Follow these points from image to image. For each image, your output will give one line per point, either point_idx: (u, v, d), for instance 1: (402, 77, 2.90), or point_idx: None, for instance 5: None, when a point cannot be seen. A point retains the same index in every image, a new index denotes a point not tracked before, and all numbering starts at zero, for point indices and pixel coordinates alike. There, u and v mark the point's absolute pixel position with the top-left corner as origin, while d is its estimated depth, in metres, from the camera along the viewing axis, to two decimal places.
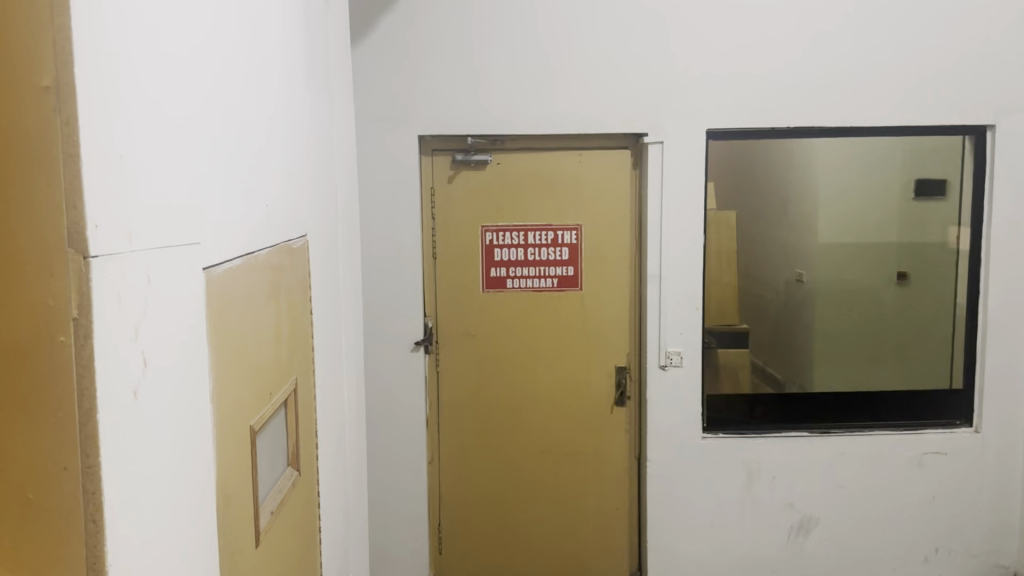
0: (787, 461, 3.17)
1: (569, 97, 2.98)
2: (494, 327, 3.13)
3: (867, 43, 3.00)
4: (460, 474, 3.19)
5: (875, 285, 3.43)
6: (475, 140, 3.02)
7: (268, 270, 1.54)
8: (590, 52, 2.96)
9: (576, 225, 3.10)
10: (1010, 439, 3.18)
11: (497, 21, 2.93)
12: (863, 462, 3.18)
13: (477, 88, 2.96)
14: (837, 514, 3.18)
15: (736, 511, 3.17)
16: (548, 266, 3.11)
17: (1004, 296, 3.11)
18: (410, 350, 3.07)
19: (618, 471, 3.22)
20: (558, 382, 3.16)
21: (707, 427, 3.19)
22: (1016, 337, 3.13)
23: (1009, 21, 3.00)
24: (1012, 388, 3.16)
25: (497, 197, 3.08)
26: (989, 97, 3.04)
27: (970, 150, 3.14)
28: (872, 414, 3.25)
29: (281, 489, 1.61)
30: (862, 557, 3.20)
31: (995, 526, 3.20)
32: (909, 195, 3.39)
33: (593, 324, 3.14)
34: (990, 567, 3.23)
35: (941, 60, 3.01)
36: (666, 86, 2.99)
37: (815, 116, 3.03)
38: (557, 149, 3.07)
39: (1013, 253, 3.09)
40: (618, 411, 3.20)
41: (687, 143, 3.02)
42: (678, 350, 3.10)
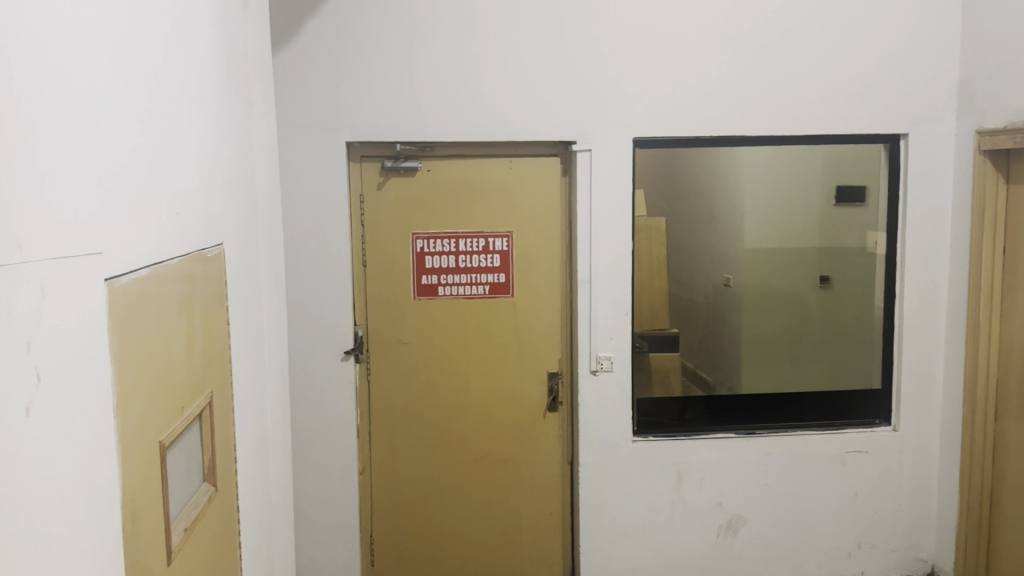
0: (716, 462, 3.22)
1: (498, 105, 2.98)
2: (427, 335, 3.11)
3: (787, 55, 3.08)
4: (392, 482, 3.15)
5: (797, 287, 3.64)
6: (403, 146, 2.98)
7: (180, 279, 1.50)
8: (519, 60, 2.97)
9: (507, 232, 3.10)
10: (926, 437, 3.29)
11: (423, 27, 2.92)
12: (787, 462, 3.25)
13: (405, 94, 2.94)
14: (764, 514, 3.25)
15: (667, 514, 3.21)
16: (480, 273, 3.11)
17: (916, 296, 3.21)
18: (340, 359, 3.03)
19: (550, 475, 3.23)
20: (491, 389, 3.16)
21: (638, 430, 3.23)
22: (930, 337, 3.24)
23: (919, 34, 3.12)
24: (928, 388, 3.27)
25: (427, 204, 3.06)
26: (901, 108, 3.15)
27: (885, 157, 3.25)
28: (797, 415, 3.32)
29: (196, 505, 1.57)
30: (788, 555, 3.28)
31: (913, 521, 3.32)
32: (830, 202, 3.50)
33: (525, 331, 3.15)
34: (910, 561, 3.34)
35: (854, 71, 3.12)
36: (593, 94, 3.02)
37: (738, 125, 3.10)
38: (488, 156, 3.07)
39: (926, 257, 3.20)
40: (550, 417, 3.20)
41: (614, 150, 3.06)
42: (609, 355, 3.13)
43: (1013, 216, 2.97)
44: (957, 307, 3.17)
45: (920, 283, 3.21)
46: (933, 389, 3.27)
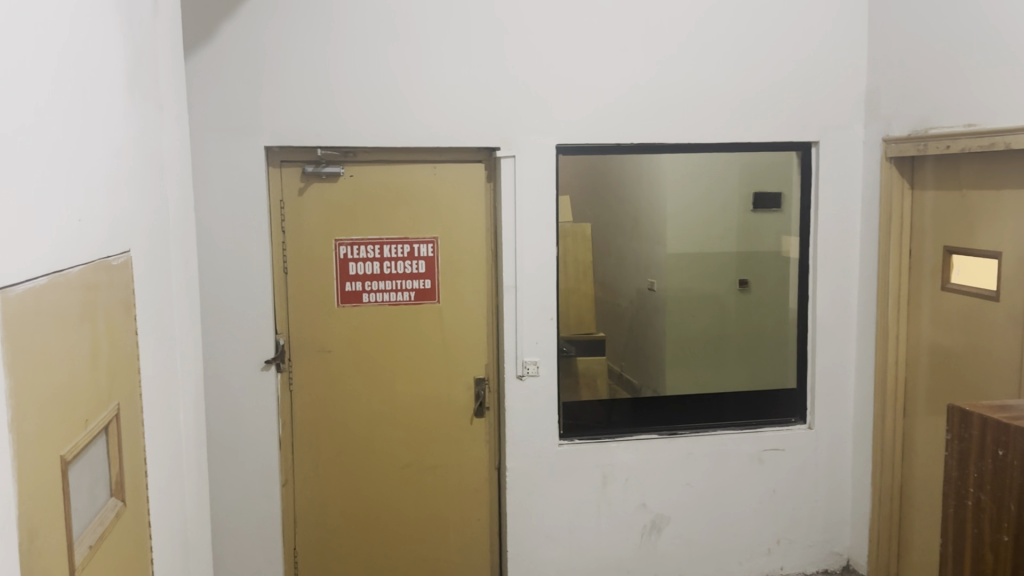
0: (641, 463, 3.28)
1: (421, 111, 2.98)
2: (350, 344, 3.07)
3: (704, 64, 3.17)
4: (316, 493, 3.11)
5: (719, 292, 3.47)
6: (324, 151, 2.96)
7: (82, 288, 1.45)
8: (442, 66, 2.97)
9: (432, 238, 3.10)
10: (839, 434, 3.43)
11: (343, 31, 2.89)
12: (708, 461, 3.33)
13: (327, 99, 2.91)
14: (686, 513, 3.32)
15: (593, 516, 3.25)
16: (405, 280, 3.09)
17: (829, 297, 3.36)
18: (261, 369, 2.96)
19: (477, 482, 3.24)
20: (416, 398, 3.14)
21: (564, 434, 3.27)
22: (841, 337, 3.39)
23: (827, 47, 3.25)
24: (840, 386, 3.40)
25: (351, 210, 3.03)
26: (811, 117, 3.28)
27: (798, 164, 3.37)
28: (717, 415, 3.41)
29: (102, 521, 1.51)
30: (711, 553, 3.35)
31: (828, 515, 3.44)
32: (748, 206, 3.44)
33: (450, 338, 3.15)
34: (827, 555, 3.46)
35: (767, 82, 3.23)
36: (516, 101, 3.05)
37: (657, 133, 3.17)
38: (411, 161, 3.06)
39: (835, 259, 3.35)
40: (477, 422, 3.21)
41: (537, 157, 3.09)
42: (535, 360, 3.15)
43: (917, 221, 3.12)
44: (866, 308, 3.32)
45: (831, 285, 3.35)
46: (844, 387, 3.41)
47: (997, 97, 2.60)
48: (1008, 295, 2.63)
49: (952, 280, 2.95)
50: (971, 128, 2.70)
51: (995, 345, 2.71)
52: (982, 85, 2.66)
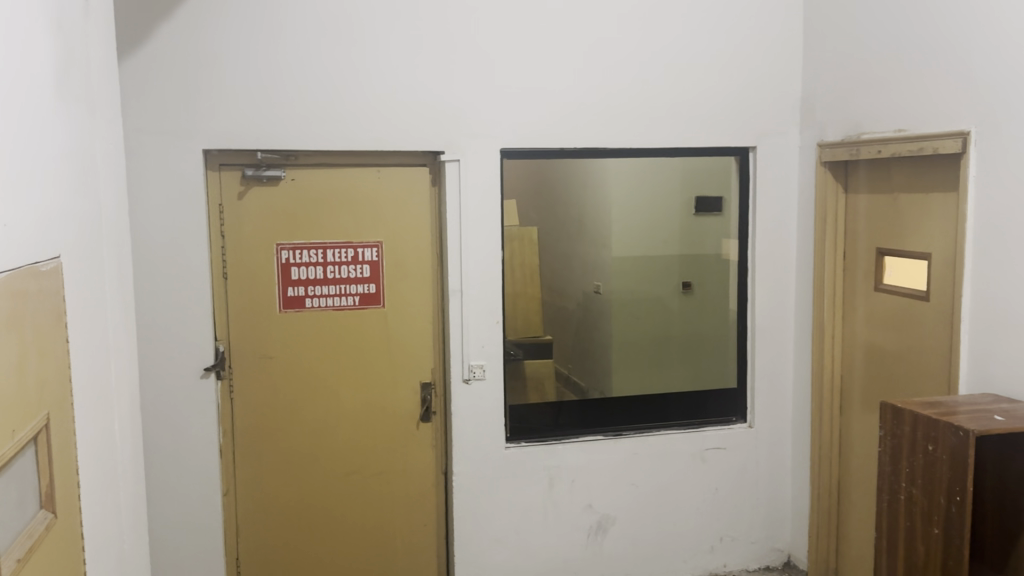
0: (587, 464, 3.31)
1: (364, 115, 2.96)
2: (293, 349, 3.03)
3: (645, 70, 3.22)
4: (260, 502, 3.06)
5: (664, 295, 3.86)
6: (264, 155, 2.92)
7: (9, 295, 1.40)
8: (384, 70, 2.96)
9: (377, 242, 3.08)
10: (779, 432, 3.51)
11: (284, 34, 2.86)
12: (653, 462, 3.37)
13: (267, 101, 2.87)
14: (631, 513, 3.36)
15: (540, 519, 3.27)
16: (349, 284, 3.06)
17: (768, 300, 3.43)
18: (200, 376, 2.91)
19: (423, 487, 3.22)
20: (361, 403, 3.11)
21: (511, 437, 3.28)
22: (780, 338, 3.46)
23: (764, 55, 3.34)
24: (779, 385, 3.48)
25: (293, 214, 2.99)
26: (749, 123, 3.35)
27: (736, 169, 3.44)
28: (662, 415, 3.46)
29: (31, 534, 1.46)
30: (655, 551, 3.40)
31: (769, 512, 3.52)
32: (691, 211, 3.74)
33: (395, 343, 3.13)
34: (768, 551, 3.54)
35: (706, 88, 3.29)
36: (460, 105, 3.05)
37: (600, 138, 3.21)
38: (353, 165, 3.03)
39: (774, 262, 3.42)
40: (424, 427, 3.19)
41: (481, 161, 3.09)
42: (481, 363, 3.16)
43: (850, 224, 3.22)
44: (803, 308, 3.40)
45: (768, 287, 3.42)
46: (784, 385, 3.49)
47: (926, 105, 2.70)
48: (938, 295, 2.73)
49: (885, 280, 3.05)
50: (902, 133, 2.80)
51: (926, 343, 2.81)
52: (911, 92, 2.76)
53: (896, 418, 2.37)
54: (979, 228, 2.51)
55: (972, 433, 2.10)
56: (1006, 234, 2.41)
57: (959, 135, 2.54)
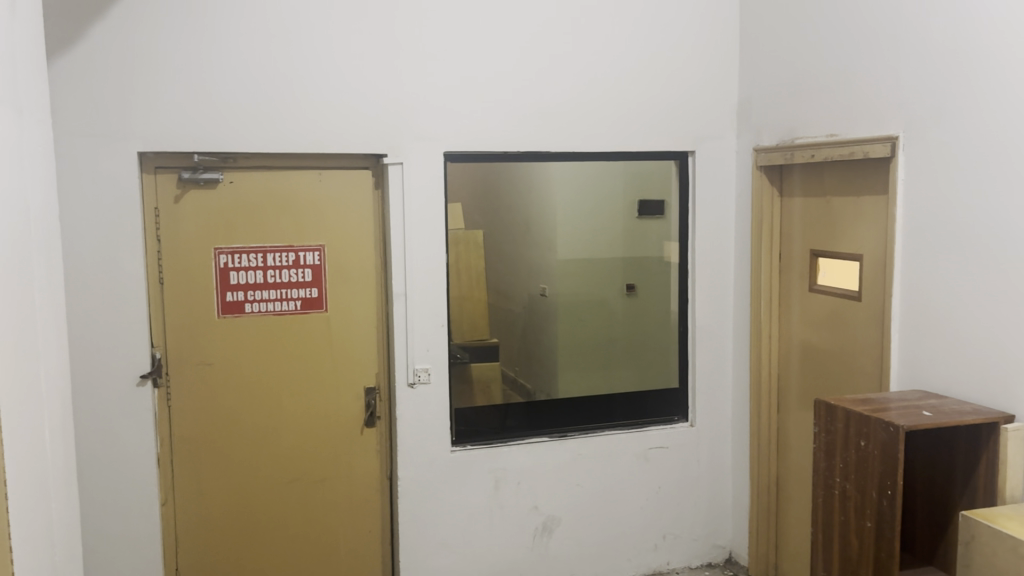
0: (532, 466, 3.32)
1: (305, 118, 2.93)
2: (233, 356, 2.98)
3: (586, 75, 3.26)
4: (200, 512, 3.00)
5: (606, 295, 3.71)
6: (202, 157, 2.86)
7: None
8: (325, 72, 2.94)
9: (318, 246, 3.05)
10: (720, 430, 3.57)
11: (222, 35, 2.81)
12: (598, 463, 3.41)
13: (205, 102, 2.82)
14: (577, 514, 3.39)
15: (485, 522, 3.27)
16: (290, 288, 3.02)
17: (709, 300, 3.50)
18: (136, 383, 2.84)
19: (368, 493, 3.19)
20: (304, 409, 3.08)
21: (456, 440, 3.27)
22: (720, 338, 3.54)
23: (702, 61, 3.41)
24: (720, 385, 3.55)
25: (232, 218, 2.94)
26: (689, 128, 3.42)
27: (677, 173, 3.50)
28: (606, 416, 3.49)
29: None
30: (600, 551, 3.43)
31: (711, 510, 3.59)
32: (632, 214, 3.68)
33: (337, 347, 3.10)
34: (710, 547, 3.60)
35: (646, 93, 3.35)
36: (402, 107, 3.04)
37: (543, 142, 3.23)
38: (294, 168, 3.00)
39: (713, 264, 3.49)
40: (368, 432, 3.17)
41: (424, 164, 3.09)
42: (425, 367, 3.14)
43: (786, 226, 3.30)
44: (742, 309, 3.48)
45: (708, 286, 3.50)
46: (724, 385, 3.56)
47: (855, 111, 2.79)
48: (869, 295, 2.83)
49: (819, 281, 3.14)
50: (834, 138, 2.88)
51: (858, 341, 2.90)
52: (842, 98, 2.85)
53: (830, 415, 2.44)
54: (907, 230, 2.61)
55: (901, 428, 2.17)
56: (932, 236, 2.50)
57: (888, 140, 2.63)
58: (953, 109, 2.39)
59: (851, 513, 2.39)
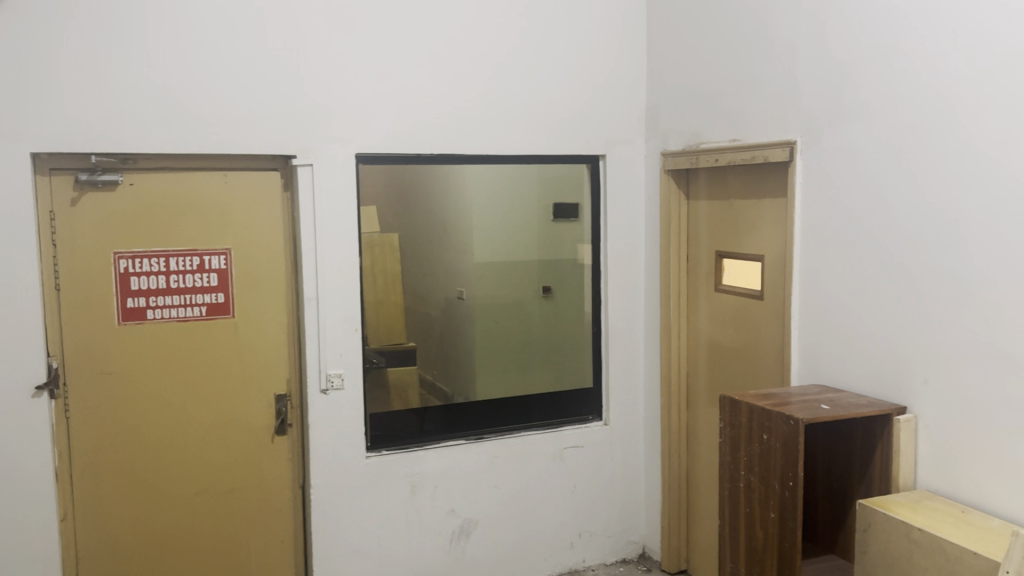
0: (448, 469, 3.31)
1: (210, 119, 2.85)
2: (135, 365, 2.87)
3: (499, 79, 3.28)
4: (101, 527, 2.88)
5: (523, 299, 3.51)
6: (100, 158, 2.75)
7: None
8: (232, 71, 2.87)
9: (224, 250, 2.97)
10: (632, 428, 3.65)
11: (122, 32, 2.72)
12: (513, 464, 3.42)
13: (105, 101, 2.71)
14: (493, 516, 3.40)
15: (401, 527, 3.24)
16: (194, 294, 2.93)
17: (620, 302, 3.58)
18: (31, 395, 2.71)
19: (279, 502, 3.12)
20: (211, 419, 2.99)
21: (371, 446, 3.23)
22: (632, 339, 3.61)
23: (612, 68, 3.48)
24: (631, 385, 3.63)
25: (132, 222, 2.84)
26: (600, 132, 3.48)
27: (589, 176, 3.54)
28: (522, 417, 3.51)
29: None
30: (517, 552, 3.45)
31: (625, 506, 3.65)
32: (548, 217, 3.52)
33: (246, 352, 3.02)
34: (624, 543, 3.67)
35: (558, 98, 3.40)
36: (312, 109, 3.00)
37: (456, 145, 3.24)
38: (198, 169, 2.91)
39: (624, 267, 3.57)
40: (279, 440, 3.10)
41: (335, 167, 3.04)
42: (339, 373, 3.10)
43: (692, 228, 3.40)
44: (652, 309, 3.56)
45: (619, 288, 3.57)
46: (635, 384, 3.64)
47: (755, 117, 2.91)
48: (770, 294, 2.94)
49: (724, 281, 3.25)
50: (736, 143, 2.99)
51: (761, 339, 3.01)
52: (745, 105, 2.96)
53: (734, 410, 2.53)
54: (805, 232, 2.72)
55: (800, 421, 2.26)
56: (828, 237, 2.63)
57: (786, 145, 2.75)
58: (846, 116, 2.52)
59: (756, 504, 2.47)
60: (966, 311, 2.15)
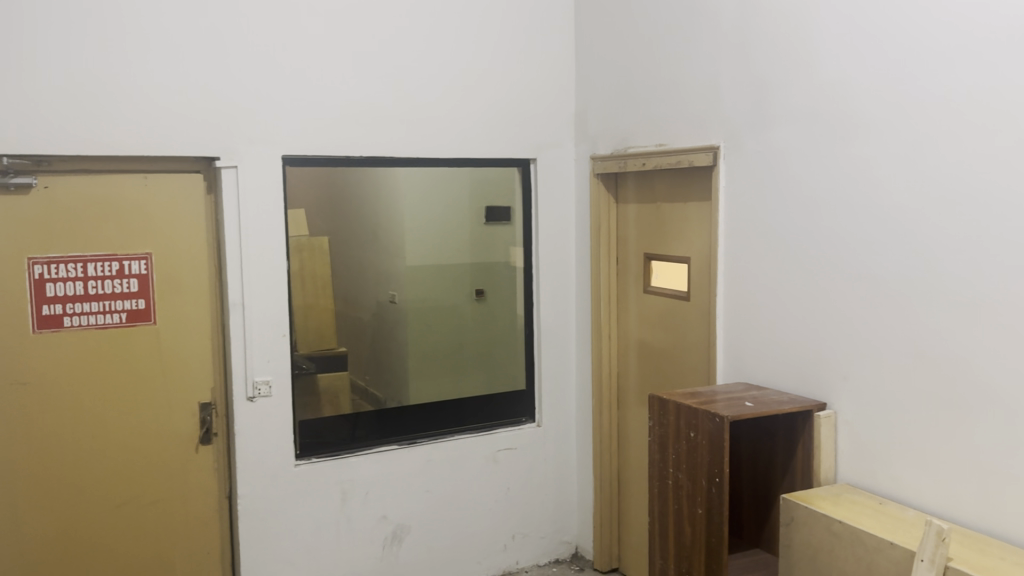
0: (379, 475, 3.28)
1: (128, 120, 2.75)
2: (50, 374, 2.76)
3: (428, 82, 3.27)
4: (16, 543, 2.76)
5: (457, 303, 3.53)
6: (12, 160, 2.62)
7: None
8: (150, 71, 2.78)
9: (145, 254, 2.88)
10: (564, 429, 3.68)
11: (33, 28, 2.61)
12: (445, 468, 3.41)
13: (16, 100, 2.60)
14: (425, 521, 3.37)
15: (332, 535, 3.19)
16: (114, 300, 2.84)
17: (552, 305, 3.60)
18: None
19: (205, 513, 3.04)
20: (133, 429, 2.89)
21: (301, 454, 3.16)
22: (563, 340, 3.64)
23: (541, 72, 3.51)
24: (562, 386, 3.66)
25: (47, 226, 2.73)
26: (529, 136, 3.50)
27: (520, 180, 3.57)
28: (456, 420, 3.50)
29: None
30: (450, 556, 3.44)
31: (558, 507, 3.68)
32: (481, 220, 3.55)
33: (169, 360, 2.94)
34: (557, 544, 3.69)
35: (487, 101, 3.40)
36: (236, 110, 2.93)
37: (384, 148, 3.21)
38: (116, 172, 2.81)
39: (557, 269, 3.60)
40: (204, 450, 3.02)
41: (260, 169, 2.98)
42: (266, 380, 3.03)
43: (621, 231, 3.45)
44: (582, 311, 3.60)
45: (552, 291, 3.60)
46: (567, 385, 3.67)
47: (680, 123, 2.97)
48: (697, 295, 3.01)
49: (652, 283, 3.30)
50: (662, 148, 3.05)
51: (688, 339, 3.07)
52: (671, 110, 3.02)
53: (662, 409, 2.57)
54: (728, 234, 2.80)
55: (725, 419, 2.31)
56: (752, 238, 2.70)
57: (710, 150, 2.81)
58: (766, 121, 2.60)
59: (684, 501, 2.52)
60: (881, 309, 2.24)
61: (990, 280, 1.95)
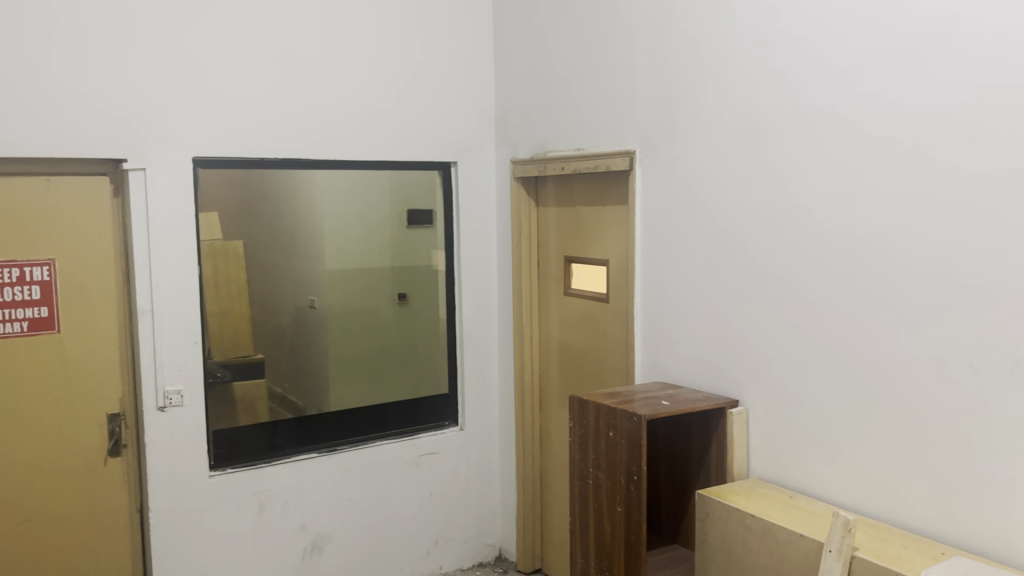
0: (298, 484, 3.21)
1: (26, 118, 2.62)
2: None
3: (345, 83, 3.23)
4: None
5: (379, 305, 3.43)
6: None
7: None
8: (50, 67, 2.66)
9: (48, 260, 2.75)
10: (486, 432, 3.68)
11: None
12: (366, 475, 3.37)
13: None
14: (346, 529, 3.32)
15: (249, 547, 3.11)
16: (14, 308, 2.69)
17: (474, 308, 3.61)
18: None
19: (114, 528, 2.91)
20: (35, 443, 2.75)
21: (215, 464, 3.08)
22: (485, 343, 3.65)
23: (460, 76, 3.51)
24: (484, 388, 3.66)
25: None
26: (449, 139, 3.50)
27: (441, 183, 3.55)
28: (377, 426, 3.45)
29: None
30: (372, 564, 3.39)
31: (481, 511, 3.68)
32: (402, 222, 3.47)
33: (74, 369, 2.81)
34: (480, 548, 3.69)
35: (407, 104, 3.38)
36: (143, 109, 2.83)
37: (300, 150, 3.16)
38: (15, 173, 2.67)
39: (478, 273, 3.61)
40: (113, 462, 2.90)
41: (170, 170, 2.88)
42: (178, 390, 2.93)
43: (541, 234, 3.48)
44: (504, 313, 3.61)
45: (474, 294, 3.60)
46: (490, 388, 3.68)
47: (597, 128, 3.02)
48: (615, 297, 3.06)
49: (573, 286, 3.35)
50: (580, 152, 3.09)
51: (608, 340, 3.12)
52: (588, 115, 3.07)
53: (582, 409, 2.61)
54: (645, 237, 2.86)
55: (642, 418, 2.36)
56: (667, 241, 2.76)
57: (627, 155, 2.87)
58: (680, 127, 2.67)
59: (603, 499, 2.56)
60: (787, 309, 2.33)
61: (888, 279, 2.06)
